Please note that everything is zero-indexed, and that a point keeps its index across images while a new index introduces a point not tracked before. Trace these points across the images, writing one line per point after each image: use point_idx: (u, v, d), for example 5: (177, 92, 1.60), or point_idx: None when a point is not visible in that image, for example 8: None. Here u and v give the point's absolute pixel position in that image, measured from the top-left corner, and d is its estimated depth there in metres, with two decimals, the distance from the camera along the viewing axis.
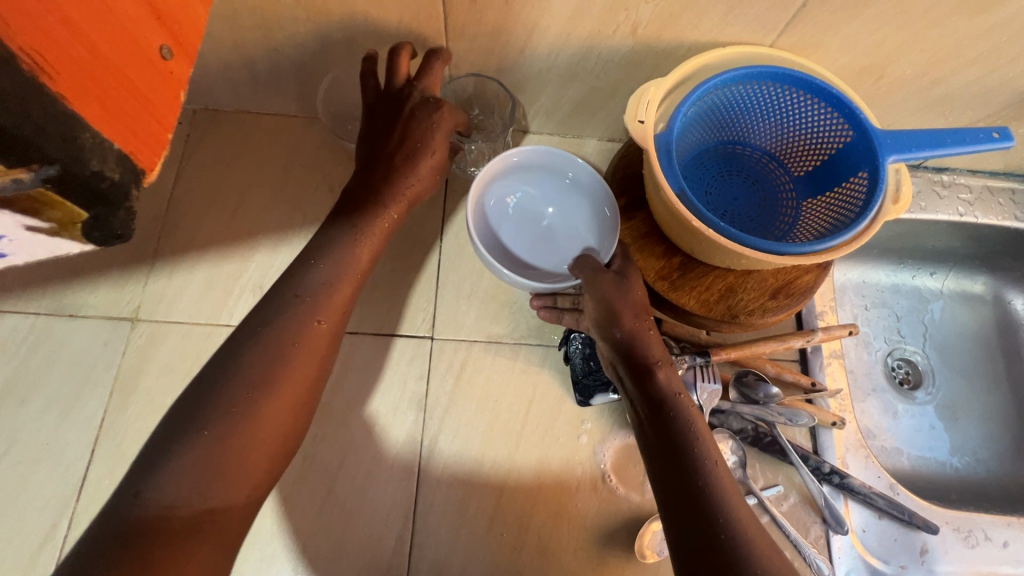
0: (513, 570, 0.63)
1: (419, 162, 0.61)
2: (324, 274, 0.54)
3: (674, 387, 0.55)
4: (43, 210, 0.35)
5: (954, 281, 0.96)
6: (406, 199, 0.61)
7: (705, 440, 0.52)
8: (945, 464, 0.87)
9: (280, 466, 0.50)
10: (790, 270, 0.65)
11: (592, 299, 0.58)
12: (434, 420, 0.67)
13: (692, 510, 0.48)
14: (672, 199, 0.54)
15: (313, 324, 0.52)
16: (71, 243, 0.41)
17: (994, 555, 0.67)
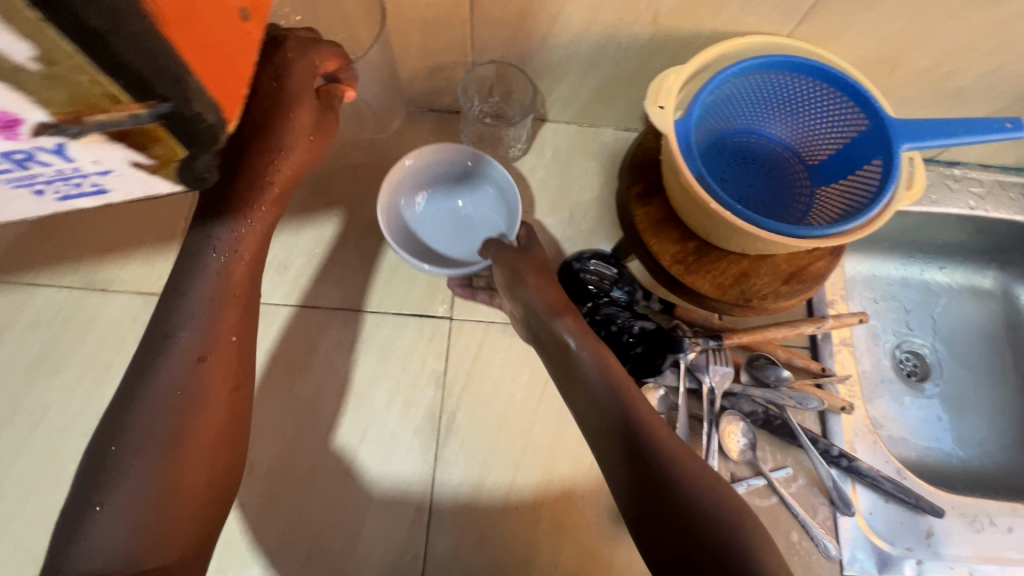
0: (528, 543, 0.65)
1: (282, 130, 0.46)
2: (188, 309, 0.48)
3: (570, 329, 0.62)
4: (144, 143, 0.23)
5: (963, 275, 0.97)
6: (277, 185, 0.48)
7: (631, 394, 0.58)
8: (951, 455, 0.88)
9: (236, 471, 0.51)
10: (804, 256, 0.66)
11: (499, 268, 0.65)
12: (452, 397, 0.69)
13: (625, 459, 0.54)
14: (689, 180, 0.56)
15: (191, 367, 0.48)
16: (159, 182, 0.27)
17: (999, 540, 0.68)
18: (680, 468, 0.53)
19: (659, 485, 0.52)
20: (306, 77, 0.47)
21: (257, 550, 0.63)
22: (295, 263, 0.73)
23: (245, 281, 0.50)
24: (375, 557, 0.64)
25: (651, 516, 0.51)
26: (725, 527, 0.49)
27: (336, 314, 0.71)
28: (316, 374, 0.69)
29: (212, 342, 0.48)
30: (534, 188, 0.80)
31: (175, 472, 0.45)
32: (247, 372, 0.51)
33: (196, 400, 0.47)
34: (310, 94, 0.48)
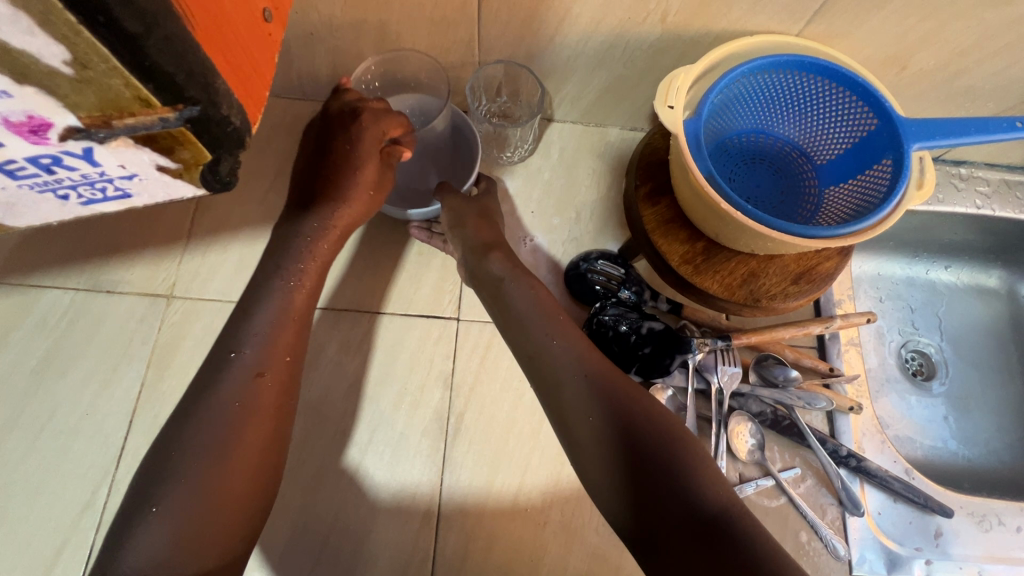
0: (537, 545, 0.65)
1: (350, 184, 0.58)
2: (252, 327, 0.54)
3: (503, 264, 0.64)
4: (172, 147, 0.24)
5: (969, 274, 0.97)
6: (336, 226, 0.59)
7: (583, 349, 0.56)
8: (957, 454, 0.89)
9: (262, 484, 0.50)
10: (812, 256, 0.66)
11: (445, 210, 0.69)
12: (460, 398, 0.69)
13: (579, 415, 0.52)
14: (702, 183, 0.55)
15: (250, 381, 0.51)
16: (183, 186, 0.28)
17: (1007, 538, 0.68)
18: (636, 417, 0.51)
19: (615, 438, 0.50)
20: (374, 144, 0.58)
21: (266, 553, 0.63)
22: None
23: (301, 310, 0.57)
24: (384, 559, 0.63)
25: (606, 470, 0.50)
26: (682, 471, 0.47)
27: (341, 315, 0.71)
28: (323, 376, 0.68)
29: (271, 360, 0.53)
30: (540, 188, 0.80)
31: (214, 490, 0.46)
32: (291, 392, 0.55)
33: (248, 412, 0.50)
34: (375, 156, 0.59)
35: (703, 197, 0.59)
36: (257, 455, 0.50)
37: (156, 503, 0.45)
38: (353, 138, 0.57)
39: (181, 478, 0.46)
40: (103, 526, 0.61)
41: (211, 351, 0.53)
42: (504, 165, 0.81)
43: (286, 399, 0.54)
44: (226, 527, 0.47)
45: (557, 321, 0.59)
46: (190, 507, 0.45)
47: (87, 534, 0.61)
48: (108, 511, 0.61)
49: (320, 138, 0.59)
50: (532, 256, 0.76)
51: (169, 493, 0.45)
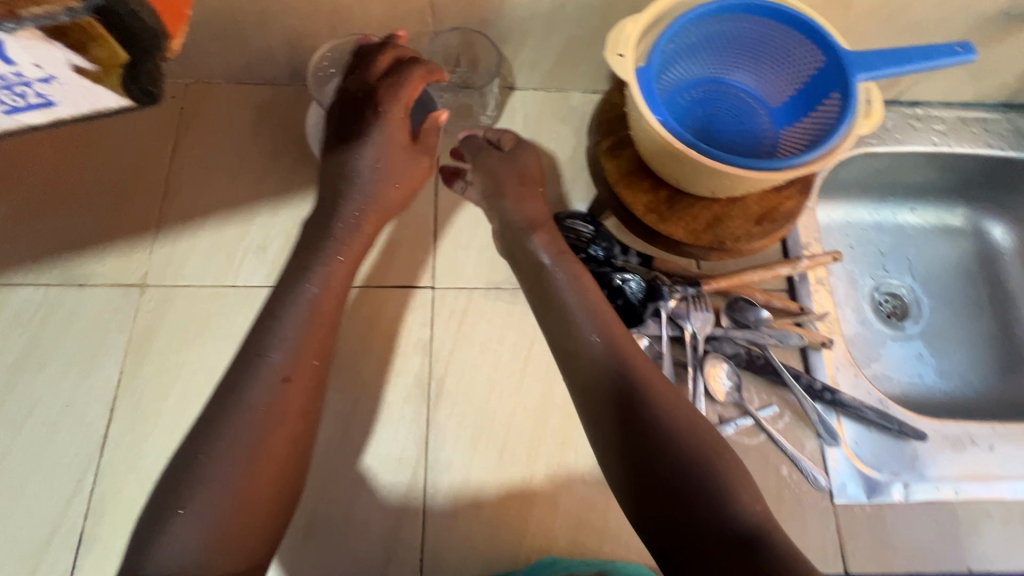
0: (525, 499, 0.66)
1: (373, 171, 0.62)
2: (281, 333, 0.53)
3: (544, 247, 0.65)
4: (88, 45, 0.31)
5: (935, 214, 0.99)
6: (362, 222, 0.62)
7: (626, 355, 0.56)
8: (933, 388, 0.92)
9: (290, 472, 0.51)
10: (774, 197, 0.67)
11: (483, 176, 0.69)
12: (440, 362, 0.70)
13: (617, 419, 0.53)
14: (671, 138, 0.57)
15: (279, 386, 0.51)
16: (109, 96, 0.37)
17: (983, 458, 0.70)
18: (677, 428, 0.51)
19: (654, 446, 0.50)
20: (399, 127, 0.62)
21: None
22: (274, 245, 0.72)
23: (329, 312, 0.56)
24: (375, 524, 0.64)
25: (637, 477, 0.50)
26: (721, 489, 0.47)
27: None
28: None
29: (298, 365, 0.53)
30: None
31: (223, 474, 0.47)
32: (320, 397, 0.54)
33: (279, 417, 0.50)
34: (401, 139, 0.62)
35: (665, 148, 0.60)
36: (282, 455, 0.50)
37: (182, 505, 0.46)
38: (371, 121, 0.61)
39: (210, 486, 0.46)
40: (91, 514, 0.61)
41: (237, 354, 0.53)
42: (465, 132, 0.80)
43: (314, 405, 0.53)
44: (252, 528, 0.48)
45: (600, 323, 0.59)
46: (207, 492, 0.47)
47: (76, 522, 0.61)
48: (96, 498, 0.61)
49: (342, 124, 0.62)
50: None
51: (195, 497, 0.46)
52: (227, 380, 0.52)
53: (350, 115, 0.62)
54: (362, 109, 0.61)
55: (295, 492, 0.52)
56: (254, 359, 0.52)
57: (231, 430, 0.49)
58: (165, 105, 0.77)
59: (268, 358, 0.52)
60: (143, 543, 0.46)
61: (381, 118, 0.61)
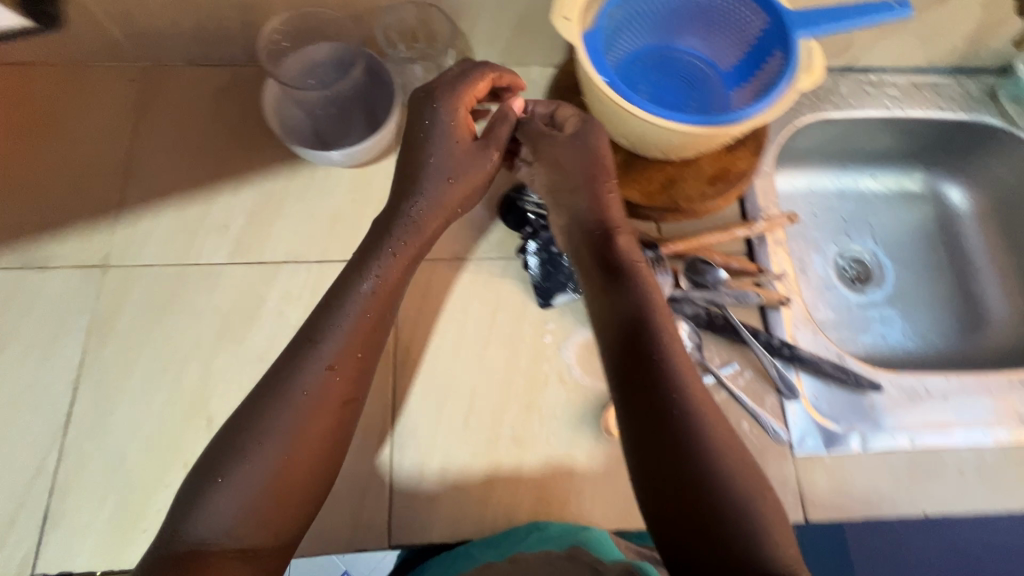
0: (491, 464, 0.65)
1: (432, 166, 0.62)
2: (336, 322, 0.57)
3: (625, 252, 0.61)
4: None
5: (894, 180, 1.02)
6: (419, 222, 0.62)
7: (679, 372, 0.53)
8: (897, 348, 0.94)
9: (330, 450, 0.55)
10: (727, 158, 0.69)
11: (552, 167, 0.63)
12: (404, 333, 0.70)
13: (651, 434, 0.50)
14: (635, 111, 0.59)
15: (322, 374, 0.55)
16: None
17: (937, 407, 0.72)
18: (716, 459, 0.49)
19: (692, 475, 0.48)
20: (465, 124, 0.62)
21: None
22: (237, 223, 0.73)
23: (376, 311, 0.59)
24: (341, 492, 0.64)
25: (663, 496, 0.48)
26: (753, 533, 0.46)
27: (279, 267, 0.71)
28: (266, 327, 0.69)
29: (342, 355, 0.57)
30: None
31: (254, 451, 0.52)
32: (362, 386, 0.58)
33: (320, 403, 0.55)
34: (467, 137, 0.63)
35: (623, 117, 0.62)
36: (317, 438, 0.54)
37: (222, 474, 0.51)
38: (431, 117, 0.62)
39: (249, 461, 0.51)
40: (56, 491, 0.61)
41: (294, 338, 0.58)
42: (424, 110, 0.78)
43: (354, 393, 0.57)
44: (287, 504, 0.52)
45: (654, 326, 0.56)
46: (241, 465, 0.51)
47: (41, 499, 0.61)
48: (60, 475, 0.61)
49: (410, 128, 0.63)
50: None
51: (235, 468, 0.51)
52: (282, 360, 0.57)
53: (416, 119, 0.63)
54: (425, 109, 0.62)
55: (331, 470, 0.56)
56: (307, 343, 0.57)
57: (278, 412, 0.53)
58: (125, 89, 0.77)
59: (318, 345, 0.56)
60: (185, 502, 0.51)
61: (439, 111, 0.61)
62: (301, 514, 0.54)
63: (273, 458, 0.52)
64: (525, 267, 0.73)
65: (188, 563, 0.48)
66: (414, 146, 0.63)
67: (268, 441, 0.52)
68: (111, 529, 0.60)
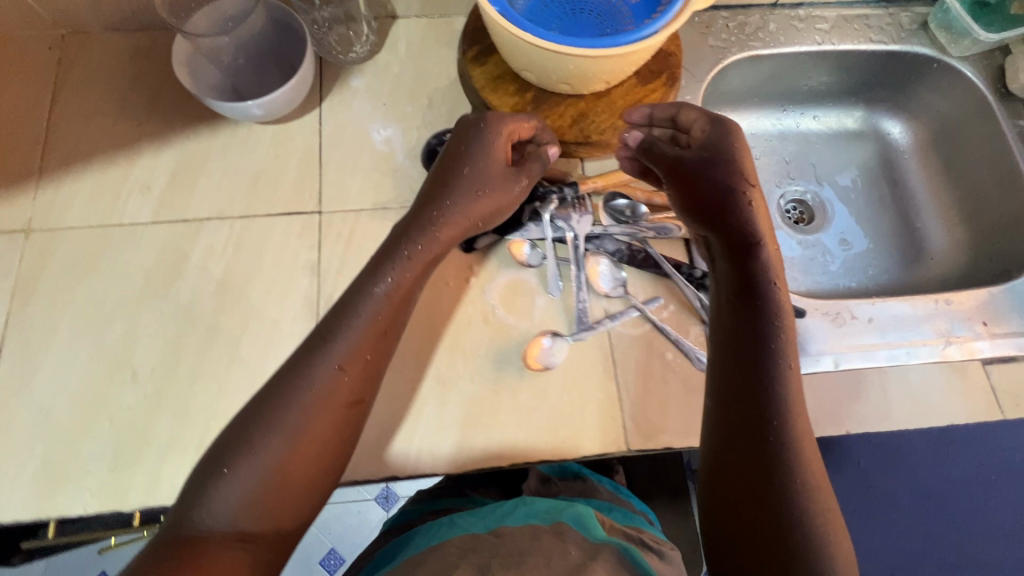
0: (416, 403, 0.66)
1: (460, 176, 0.63)
2: (348, 321, 0.58)
3: (772, 265, 0.61)
4: None
5: (836, 119, 1.02)
6: (437, 229, 0.62)
7: (783, 407, 0.55)
8: (839, 285, 0.94)
9: (328, 453, 0.56)
10: (640, 91, 0.70)
11: (703, 178, 0.64)
12: (328, 282, 0.70)
13: (741, 435, 0.55)
14: (544, 44, 0.58)
15: (332, 373, 0.56)
16: None
17: (862, 330, 0.73)
18: (800, 478, 0.53)
19: (771, 483, 0.53)
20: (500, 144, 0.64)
21: (140, 453, 0.62)
22: (159, 183, 0.73)
23: (389, 316, 0.59)
24: None
25: (731, 488, 0.55)
26: (802, 543, 0.50)
27: (202, 223, 0.72)
28: (188, 282, 0.69)
29: (351, 356, 0.57)
30: (389, 80, 0.80)
31: (267, 447, 0.53)
32: (370, 388, 0.58)
33: (326, 401, 0.55)
34: (500, 157, 0.64)
35: (526, 51, 0.62)
36: (324, 433, 0.55)
37: (228, 465, 0.53)
38: (472, 133, 0.64)
39: (257, 450, 0.53)
40: None
41: (308, 337, 0.59)
42: (352, 64, 0.80)
43: (361, 394, 0.57)
44: (291, 496, 0.54)
45: (777, 354, 0.57)
46: (253, 460, 0.53)
47: None
48: None
49: (450, 142, 0.66)
50: (388, 144, 0.77)
51: (241, 461, 0.52)
52: (294, 359, 0.58)
53: (456, 135, 0.66)
54: (468, 127, 0.65)
55: (335, 470, 0.57)
56: (320, 341, 0.57)
57: (286, 409, 0.54)
58: (43, 59, 0.77)
59: (331, 343, 0.57)
60: (190, 493, 0.53)
61: (485, 131, 0.64)
62: (299, 511, 0.54)
63: (276, 451, 0.53)
64: None
65: (190, 549, 0.50)
66: (448, 157, 0.65)
67: (273, 437, 0.54)
68: (40, 482, 0.61)
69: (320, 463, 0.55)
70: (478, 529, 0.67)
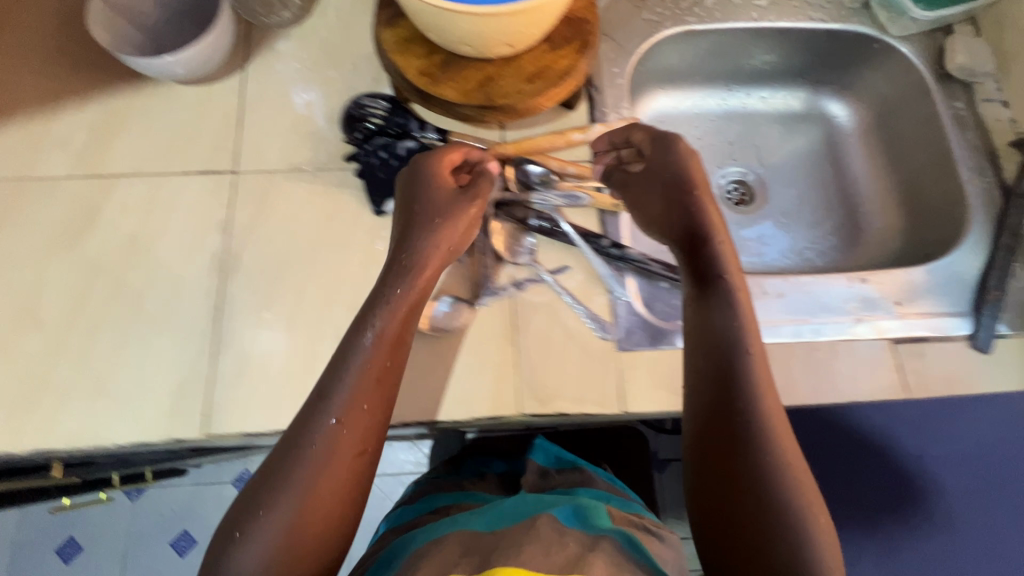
0: (314, 361, 0.67)
1: (417, 211, 0.63)
2: (345, 372, 0.54)
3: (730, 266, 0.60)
4: None
5: (781, 100, 1.00)
6: (421, 268, 0.60)
7: (797, 467, 0.52)
8: (771, 265, 0.93)
9: (346, 509, 0.52)
10: (549, 57, 0.69)
11: (658, 181, 0.66)
12: (237, 240, 0.71)
13: (764, 502, 0.51)
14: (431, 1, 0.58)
15: (331, 429, 0.52)
16: None
17: (770, 305, 0.73)
18: (780, 484, 0.51)
19: (756, 498, 0.51)
20: (444, 176, 0.65)
21: (40, 397, 0.64)
22: (78, 137, 0.74)
23: (386, 363, 0.56)
24: (162, 387, 0.65)
25: (716, 513, 0.52)
26: None
27: (117, 178, 0.73)
28: (99, 235, 0.70)
29: (349, 407, 0.53)
30: (314, 45, 0.80)
31: (276, 511, 0.49)
32: (375, 438, 0.54)
33: (329, 458, 0.51)
34: (449, 187, 0.65)
35: (421, 11, 0.62)
36: (334, 492, 0.51)
37: (240, 529, 0.49)
38: (420, 175, 0.65)
39: (265, 517, 0.49)
40: None
41: (308, 396, 0.55)
42: (277, 29, 0.81)
43: (366, 445, 0.53)
44: (310, 560, 0.49)
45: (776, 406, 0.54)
46: (267, 523, 0.49)
47: None
48: None
49: (408, 184, 0.65)
50: (308, 107, 0.77)
51: (252, 526, 0.49)
52: (297, 419, 0.54)
53: (410, 177, 0.65)
54: (416, 169, 0.65)
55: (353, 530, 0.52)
56: (320, 396, 0.54)
57: (292, 470, 0.51)
58: None
59: (329, 396, 0.53)
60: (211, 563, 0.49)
61: (426, 169, 0.65)
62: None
63: (286, 514, 0.49)
64: (359, 174, 0.74)
65: None
66: (412, 197, 0.64)
67: (281, 500, 0.50)
68: None
69: (337, 522, 0.51)
70: (480, 527, 0.59)
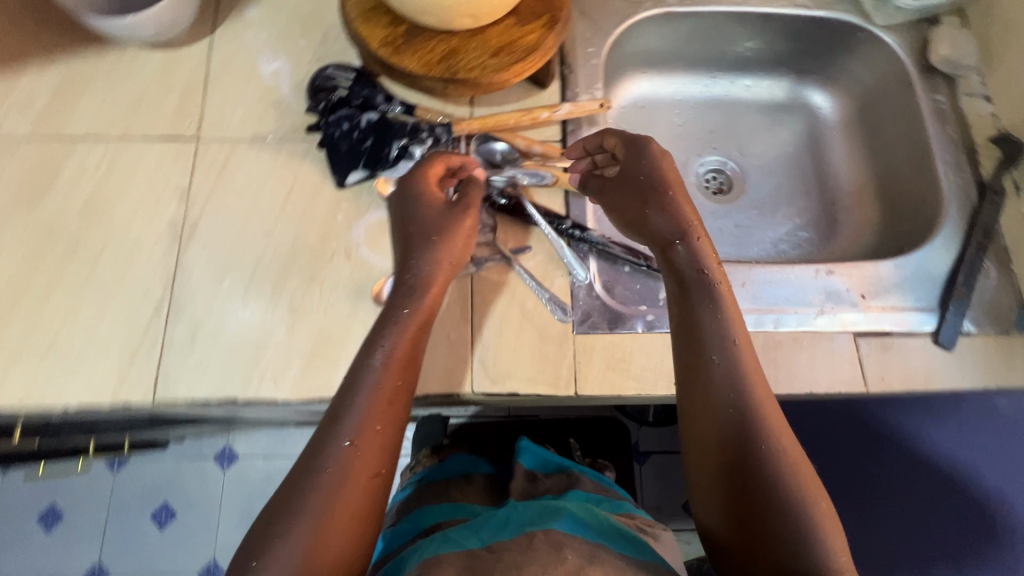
0: (267, 332, 0.66)
1: (415, 233, 0.63)
2: (358, 393, 0.54)
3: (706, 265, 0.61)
4: None
5: (765, 89, 0.99)
6: (426, 286, 0.60)
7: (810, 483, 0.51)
8: (746, 255, 0.91)
9: (365, 532, 0.50)
10: (515, 32, 0.68)
11: (629, 180, 0.66)
12: (196, 208, 0.71)
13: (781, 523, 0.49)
14: None
15: (344, 450, 0.52)
16: None
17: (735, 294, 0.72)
18: (781, 476, 0.50)
19: (763, 503, 0.50)
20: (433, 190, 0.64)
21: None
22: (40, 97, 0.73)
23: (400, 383, 0.56)
24: (113, 351, 0.65)
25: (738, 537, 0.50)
26: None
27: (78, 140, 0.72)
28: (57, 196, 0.70)
29: (361, 428, 0.53)
30: (284, 14, 0.79)
31: (294, 536, 0.48)
32: (389, 457, 0.53)
33: (344, 480, 0.51)
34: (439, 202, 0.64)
35: None
36: (352, 515, 0.50)
37: (257, 556, 0.47)
38: (410, 193, 0.64)
39: (283, 543, 0.47)
40: None
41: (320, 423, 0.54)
42: None
43: (381, 465, 0.52)
44: None
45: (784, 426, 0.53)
46: (284, 550, 0.47)
47: None
48: None
49: (403, 203, 0.65)
50: (275, 76, 0.76)
51: (268, 551, 0.47)
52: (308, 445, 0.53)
53: (404, 195, 0.65)
54: (406, 188, 0.65)
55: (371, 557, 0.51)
56: (332, 419, 0.54)
57: (307, 494, 0.49)
58: None
59: (341, 419, 0.53)
60: None
61: (413, 186, 0.64)
62: None
63: (304, 539, 0.47)
64: (321, 145, 0.73)
65: None
66: (411, 216, 0.63)
67: (297, 524, 0.48)
68: None
69: (356, 546, 0.49)
70: (475, 545, 0.56)
